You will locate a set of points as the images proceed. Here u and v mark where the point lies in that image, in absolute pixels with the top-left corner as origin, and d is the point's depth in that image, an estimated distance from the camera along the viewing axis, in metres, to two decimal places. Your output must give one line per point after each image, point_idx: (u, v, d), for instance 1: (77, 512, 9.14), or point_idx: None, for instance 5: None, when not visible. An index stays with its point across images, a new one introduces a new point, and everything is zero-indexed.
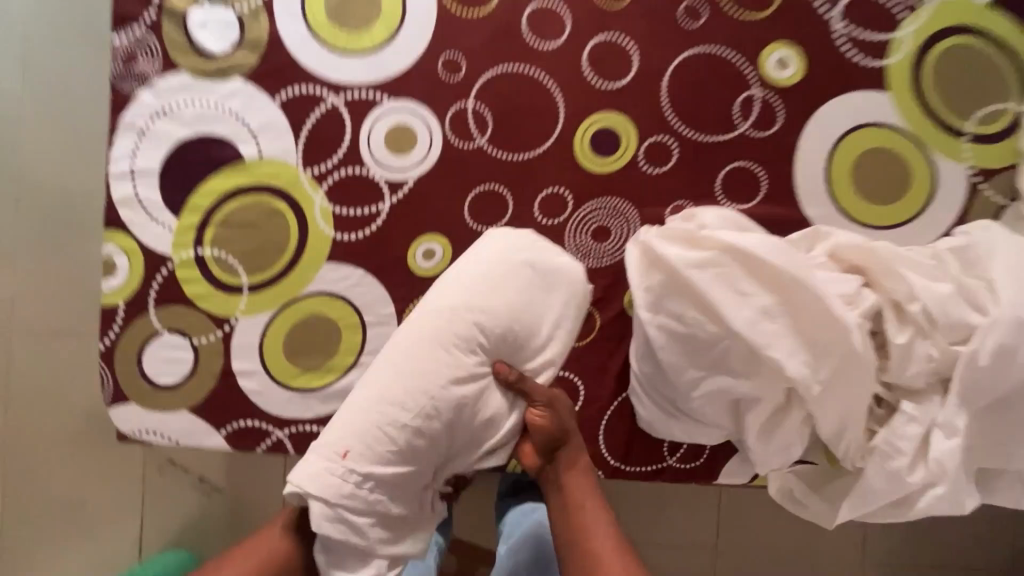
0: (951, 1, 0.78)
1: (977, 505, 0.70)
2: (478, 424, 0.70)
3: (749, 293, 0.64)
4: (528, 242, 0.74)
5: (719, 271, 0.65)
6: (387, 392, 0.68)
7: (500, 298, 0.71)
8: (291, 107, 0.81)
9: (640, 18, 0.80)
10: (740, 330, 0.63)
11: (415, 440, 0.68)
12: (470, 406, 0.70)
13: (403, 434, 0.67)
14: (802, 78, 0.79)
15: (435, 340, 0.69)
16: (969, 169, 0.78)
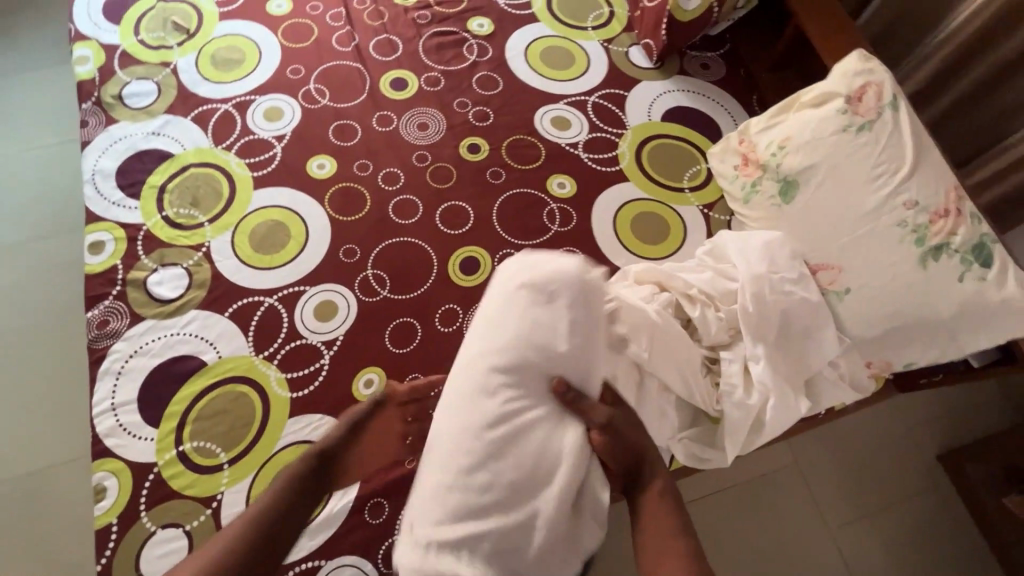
0: (639, 126, 1.29)
1: (807, 404, 0.97)
2: (547, 456, 0.77)
3: None
4: (520, 265, 0.86)
5: None
6: (447, 443, 0.76)
7: (508, 334, 0.81)
8: (238, 315, 1.08)
9: (465, 188, 1.22)
10: None
11: (492, 481, 0.74)
12: (531, 442, 0.77)
13: (478, 476, 0.73)
14: (576, 189, 1.22)
15: (472, 392, 0.78)
16: (698, 206, 1.21)
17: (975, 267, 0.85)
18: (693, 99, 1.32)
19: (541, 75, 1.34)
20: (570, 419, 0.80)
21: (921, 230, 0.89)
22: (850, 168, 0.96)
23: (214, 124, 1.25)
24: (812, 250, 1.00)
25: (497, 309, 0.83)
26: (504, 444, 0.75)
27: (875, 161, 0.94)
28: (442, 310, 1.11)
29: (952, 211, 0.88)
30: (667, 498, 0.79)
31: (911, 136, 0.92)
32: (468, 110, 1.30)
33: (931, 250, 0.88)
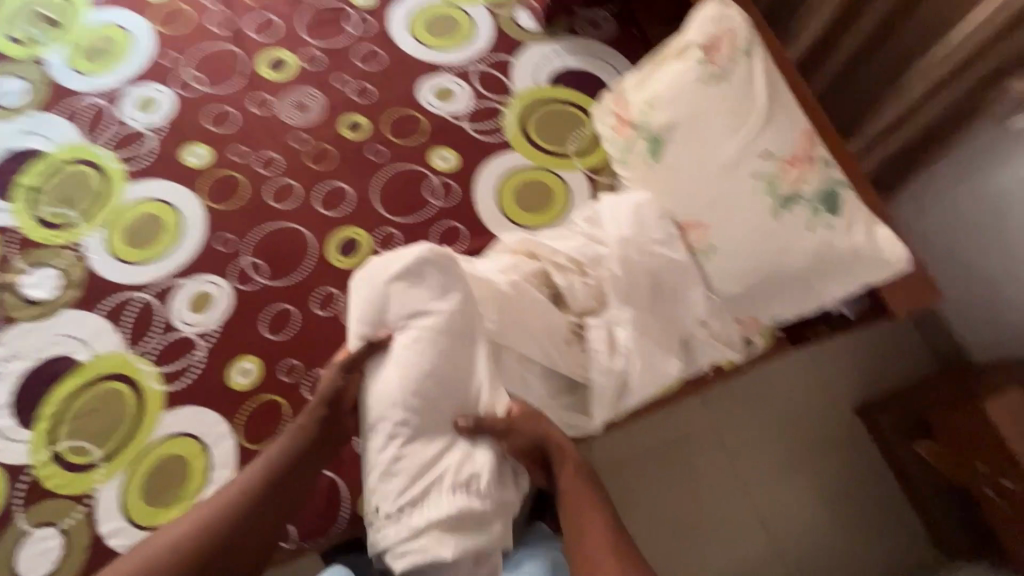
0: (524, 92, 1.25)
1: (679, 364, 0.95)
2: (470, 463, 0.82)
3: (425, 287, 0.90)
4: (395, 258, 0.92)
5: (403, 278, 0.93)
6: (388, 473, 0.82)
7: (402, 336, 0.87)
8: (112, 312, 1.07)
9: (344, 168, 1.19)
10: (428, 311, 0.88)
11: (437, 494, 0.80)
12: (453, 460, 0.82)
13: (422, 495, 0.80)
14: (458, 162, 1.20)
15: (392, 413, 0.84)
16: (584, 171, 1.18)
17: (822, 216, 0.83)
18: (583, 60, 1.28)
19: (425, 44, 1.30)
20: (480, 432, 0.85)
21: (772, 179, 0.87)
22: (708, 120, 0.93)
23: (85, 118, 1.21)
24: (679, 209, 0.97)
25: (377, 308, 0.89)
26: (436, 468, 0.81)
27: (731, 112, 0.91)
28: (320, 294, 1.09)
29: (803, 159, 0.86)
30: (581, 475, 0.84)
31: None
32: (349, 86, 1.26)
33: (782, 200, 0.86)
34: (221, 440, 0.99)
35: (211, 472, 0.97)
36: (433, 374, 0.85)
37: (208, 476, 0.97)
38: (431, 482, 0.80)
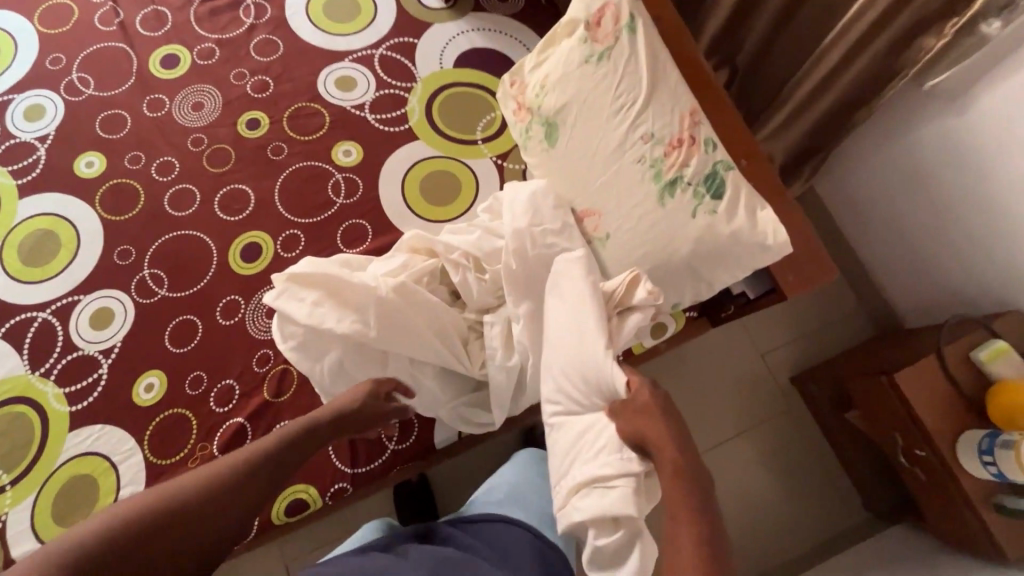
0: (429, 76, 1.19)
1: None
2: (591, 430, 0.76)
3: (304, 296, 0.85)
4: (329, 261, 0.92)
5: (285, 292, 0.88)
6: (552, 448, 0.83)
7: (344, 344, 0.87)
8: (10, 334, 1.05)
9: (244, 170, 1.15)
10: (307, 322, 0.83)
11: (574, 463, 0.77)
12: (586, 432, 0.77)
13: (565, 466, 0.78)
14: (362, 156, 1.15)
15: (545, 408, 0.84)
16: (492, 158, 1.14)
17: (707, 201, 0.80)
18: (490, 38, 1.22)
19: (323, 30, 1.23)
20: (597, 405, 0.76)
21: (657, 163, 0.83)
22: (595, 103, 0.88)
23: None
24: (574, 197, 0.94)
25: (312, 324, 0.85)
26: (572, 434, 0.79)
27: (615, 94, 0.86)
28: (224, 303, 1.07)
29: (687, 140, 0.81)
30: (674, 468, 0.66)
31: (647, 60, 0.84)
32: (246, 81, 1.20)
33: (667, 185, 0.82)
34: (129, 457, 0.99)
35: (120, 490, 0.97)
36: (570, 363, 0.79)
37: (118, 494, 0.97)
38: (571, 453, 0.78)
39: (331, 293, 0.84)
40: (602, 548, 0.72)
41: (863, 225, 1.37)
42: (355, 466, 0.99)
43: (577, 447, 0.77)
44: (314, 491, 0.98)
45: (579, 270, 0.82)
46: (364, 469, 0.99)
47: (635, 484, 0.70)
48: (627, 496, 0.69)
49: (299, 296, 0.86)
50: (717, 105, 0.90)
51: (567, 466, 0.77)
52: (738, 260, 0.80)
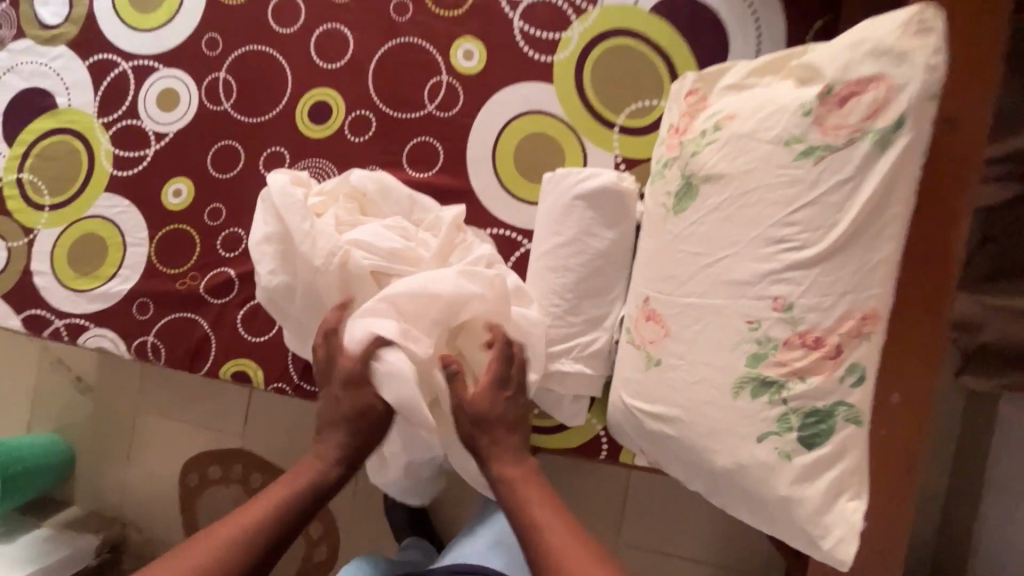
0: (614, 5, 0.87)
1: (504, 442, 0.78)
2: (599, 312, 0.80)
3: (271, 223, 0.75)
4: (354, 188, 0.84)
5: (268, 206, 0.76)
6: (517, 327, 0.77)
7: (312, 294, 0.74)
8: (94, 69, 1.04)
9: (358, 13, 0.96)
10: (264, 254, 0.74)
11: (558, 342, 0.80)
12: (577, 340, 0.80)
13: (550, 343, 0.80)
14: (482, 68, 0.92)
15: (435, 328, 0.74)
16: (617, 157, 0.87)
17: (789, 437, 0.55)
18: None
19: None
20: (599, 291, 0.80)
21: (766, 345, 0.56)
22: (754, 209, 0.59)
23: None
24: (657, 290, 0.70)
25: (284, 255, 0.74)
26: (554, 328, 0.80)
27: (785, 218, 0.56)
28: (270, 150, 0.98)
29: (826, 348, 0.54)
30: None
31: (869, 200, 0.53)
32: None
33: (759, 378, 0.56)
34: (138, 244, 1.01)
35: (121, 268, 1.02)
36: (579, 239, 0.79)
37: (118, 270, 1.02)
38: (564, 348, 0.80)
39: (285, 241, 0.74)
40: (566, 405, 0.83)
41: None
42: (303, 379, 0.96)
43: (569, 341, 0.80)
44: (260, 376, 0.98)
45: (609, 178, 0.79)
46: (309, 388, 0.96)
47: (597, 370, 0.81)
48: (597, 368, 0.81)
49: (269, 217, 0.75)
50: (924, 306, 0.60)
51: (554, 345, 0.80)
52: (770, 522, 0.57)
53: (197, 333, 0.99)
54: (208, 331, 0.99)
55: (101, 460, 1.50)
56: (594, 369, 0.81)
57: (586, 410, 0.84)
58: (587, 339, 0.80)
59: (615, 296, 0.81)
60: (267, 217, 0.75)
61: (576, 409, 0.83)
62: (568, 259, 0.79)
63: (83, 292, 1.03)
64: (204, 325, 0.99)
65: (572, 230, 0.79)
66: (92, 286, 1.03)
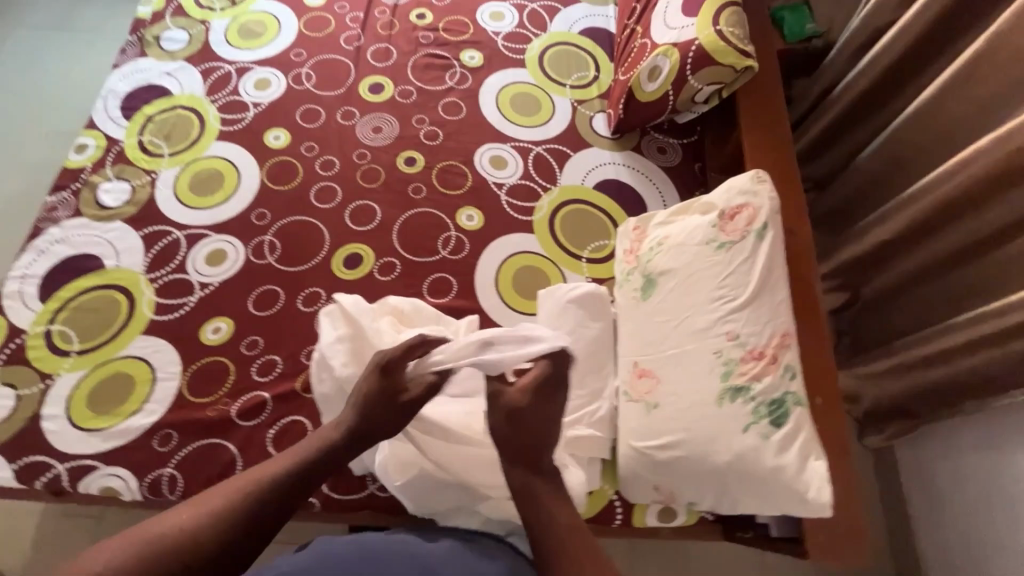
0: (567, 185, 1.30)
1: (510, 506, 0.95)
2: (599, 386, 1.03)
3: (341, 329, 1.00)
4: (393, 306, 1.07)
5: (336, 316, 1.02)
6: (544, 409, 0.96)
7: None
8: (147, 237, 1.23)
9: (384, 193, 1.30)
10: (335, 351, 0.98)
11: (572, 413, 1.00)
12: (585, 410, 1.00)
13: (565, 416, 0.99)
14: (481, 225, 1.26)
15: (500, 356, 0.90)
16: (588, 278, 1.20)
17: (763, 422, 0.78)
18: (635, 179, 1.31)
19: (504, 114, 1.40)
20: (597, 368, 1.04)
21: (730, 364, 0.83)
22: (699, 283, 0.91)
23: (212, 79, 1.44)
24: (643, 353, 0.94)
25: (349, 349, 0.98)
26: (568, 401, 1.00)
27: (719, 283, 0.89)
28: (309, 290, 1.19)
29: (768, 357, 0.82)
30: None
31: (764, 268, 0.88)
32: (423, 127, 1.39)
33: (732, 388, 0.81)
34: (170, 379, 1.09)
35: (147, 402, 1.07)
36: (575, 330, 1.06)
37: (144, 404, 1.07)
38: (576, 418, 1.00)
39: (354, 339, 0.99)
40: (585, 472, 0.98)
41: (933, 508, 1.26)
42: (333, 489, 1.02)
43: (579, 412, 1.00)
44: None
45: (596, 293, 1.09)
46: (339, 497, 1.02)
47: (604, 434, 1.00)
48: (605, 432, 1.00)
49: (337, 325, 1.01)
50: (817, 336, 0.90)
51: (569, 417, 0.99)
52: (769, 493, 0.77)
53: (223, 457, 1.04)
54: (236, 454, 1.04)
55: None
56: (602, 434, 1.00)
57: (599, 474, 1.00)
58: (593, 408, 1.01)
59: (608, 371, 1.05)
60: (335, 325, 1.01)
61: (592, 473, 0.99)
62: (570, 347, 1.04)
63: (99, 431, 1.05)
64: (231, 448, 1.04)
65: (569, 325, 1.06)
66: (111, 424, 1.05)
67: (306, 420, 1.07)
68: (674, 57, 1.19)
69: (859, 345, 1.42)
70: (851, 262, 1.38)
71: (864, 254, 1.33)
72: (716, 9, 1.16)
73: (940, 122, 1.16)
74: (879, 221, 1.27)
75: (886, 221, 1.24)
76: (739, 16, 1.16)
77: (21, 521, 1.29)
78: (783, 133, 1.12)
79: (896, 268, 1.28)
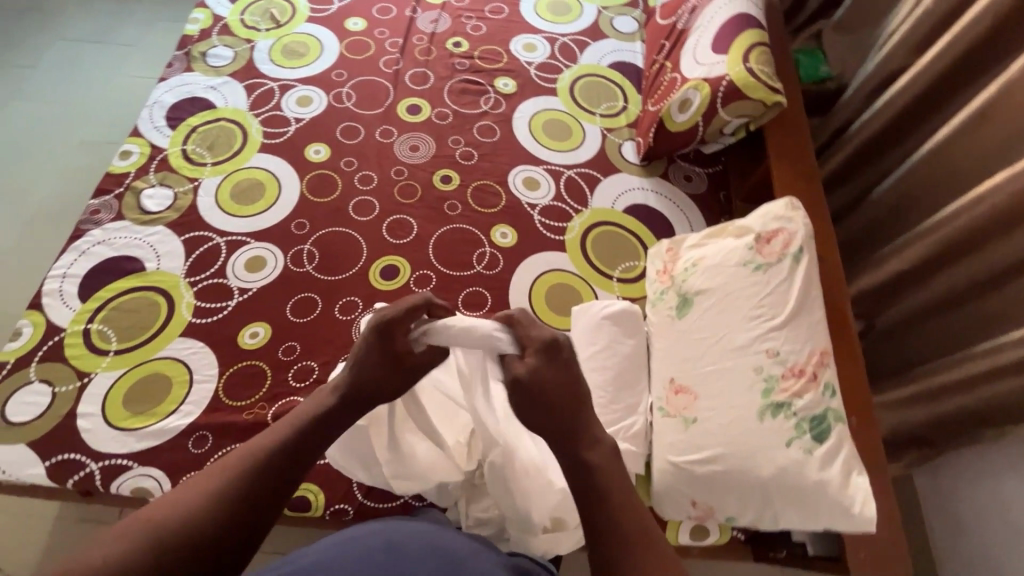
0: (597, 209, 1.35)
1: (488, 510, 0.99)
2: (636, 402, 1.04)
3: None
4: None
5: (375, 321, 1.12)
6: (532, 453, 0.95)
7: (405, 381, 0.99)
8: (188, 242, 1.26)
9: (421, 209, 1.34)
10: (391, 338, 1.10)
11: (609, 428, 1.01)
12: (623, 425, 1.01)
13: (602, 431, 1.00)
14: (515, 242, 1.30)
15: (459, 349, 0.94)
16: (619, 297, 1.23)
17: (805, 437, 0.81)
18: (663, 204, 1.36)
19: (537, 139, 1.46)
20: (634, 383, 1.06)
21: (771, 380, 0.86)
22: (737, 302, 0.94)
23: (256, 94, 1.50)
24: (680, 370, 0.95)
25: None
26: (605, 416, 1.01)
27: (757, 302, 0.93)
28: (346, 299, 1.21)
29: (808, 374, 0.85)
30: None
31: (800, 290, 0.92)
32: (458, 147, 1.44)
33: (773, 404, 0.84)
34: (206, 381, 1.10)
35: (183, 404, 1.07)
36: (611, 346, 1.07)
37: (179, 406, 1.07)
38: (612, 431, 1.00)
39: None
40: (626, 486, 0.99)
41: (952, 535, 1.28)
42: (367, 497, 1.02)
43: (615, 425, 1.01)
44: (321, 499, 1.01)
45: (631, 313, 1.11)
46: (373, 505, 1.02)
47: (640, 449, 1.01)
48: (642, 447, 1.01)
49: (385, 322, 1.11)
50: (848, 357, 0.93)
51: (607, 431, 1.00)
52: (813, 508, 0.79)
53: None
54: None
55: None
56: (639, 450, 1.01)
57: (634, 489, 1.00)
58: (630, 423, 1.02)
59: (643, 387, 1.07)
60: None
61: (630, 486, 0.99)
62: (606, 363, 1.06)
63: (134, 430, 1.05)
64: None
65: (603, 341, 1.08)
66: (146, 423, 1.05)
67: None
68: (705, 91, 1.25)
69: (877, 374, 1.45)
70: (867, 291, 1.42)
71: (880, 283, 1.38)
72: (745, 49, 1.23)
73: (951, 159, 1.21)
74: (895, 252, 1.32)
75: (901, 253, 1.29)
76: (767, 55, 1.22)
77: (38, 526, 1.27)
78: (808, 165, 1.18)
79: (911, 298, 1.33)
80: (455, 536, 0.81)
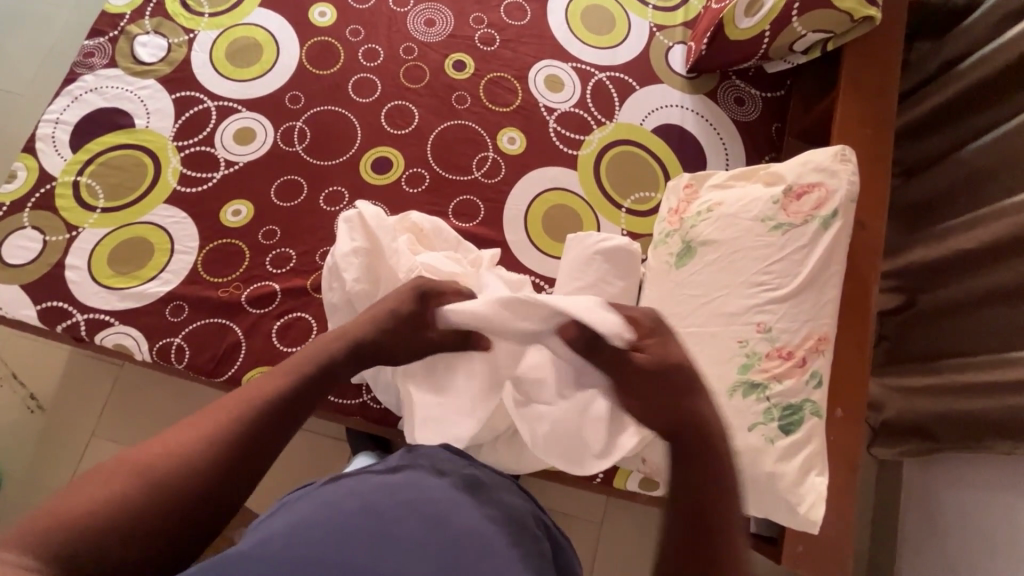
0: (623, 124, 1.18)
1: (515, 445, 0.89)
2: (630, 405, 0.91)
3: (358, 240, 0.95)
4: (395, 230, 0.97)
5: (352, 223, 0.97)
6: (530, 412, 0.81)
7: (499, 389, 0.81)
8: (179, 102, 1.19)
9: (425, 97, 1.20)
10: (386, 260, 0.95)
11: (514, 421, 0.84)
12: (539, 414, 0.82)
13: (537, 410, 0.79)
14: (522, 150, 1.16)
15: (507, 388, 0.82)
16: (623, 230, 1.12)
17: (771, 425, 0.75)
18: (701, 127, 1.17)
19: (572, 28, 1.24)
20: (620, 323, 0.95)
21: (752, 357, 0.77)
22: (742, 263, 0.81)
23: None
24: (662, 323, 0.85)
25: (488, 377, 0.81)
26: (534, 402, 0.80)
27: (763, 268, 0.80)
28: (331, 189, 1.14)
29: (796, 359, 0.76)
30: None
31: (818, 260, 0.78)
32: (479, 28, 1.25)
33: (748, 382, 0.76)
34: (187, 253, 1.10)
35: (163, 273, 1.08)
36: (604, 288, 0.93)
37: (159, 274, 1.08)
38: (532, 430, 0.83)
39: (370, 253, 0.94)
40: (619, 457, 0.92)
41: (922, 528, 1.24)
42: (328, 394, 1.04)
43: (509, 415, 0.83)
44: None
45: (631, 255, 0.95)
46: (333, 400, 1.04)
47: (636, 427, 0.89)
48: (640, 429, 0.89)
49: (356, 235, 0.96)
50: (854, 343, 0.82)
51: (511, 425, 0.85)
52: (757, 495, 0.75)
53: (228, 337, 1.05)
54: (242, 340, 1.05)
55: (23, 493, 1.30)
56: None
57: None
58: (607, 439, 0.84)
59: None
60: (353, 233, 0.95)
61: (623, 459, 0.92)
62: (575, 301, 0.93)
63: (117, 291, 1.07)
64: (238, 331, 1.06)
65: (590, 280, 0.93)
66: (128, 286, 1.07)
67: (312, 319, 1.07)
68: None
69: (900, 355, 1.31)
70: (920, 264, 1.25)
71: (936, 259, 1.21)
72: None
73: None
74: (964, 228, 1.12)
75: (972, 229, 1.09)
76: None
77: (52, 356, 1.39)
78: (885, 106, 0.97)
79: (965, 283, 1.15)
80: (431, 483, 0.65)
